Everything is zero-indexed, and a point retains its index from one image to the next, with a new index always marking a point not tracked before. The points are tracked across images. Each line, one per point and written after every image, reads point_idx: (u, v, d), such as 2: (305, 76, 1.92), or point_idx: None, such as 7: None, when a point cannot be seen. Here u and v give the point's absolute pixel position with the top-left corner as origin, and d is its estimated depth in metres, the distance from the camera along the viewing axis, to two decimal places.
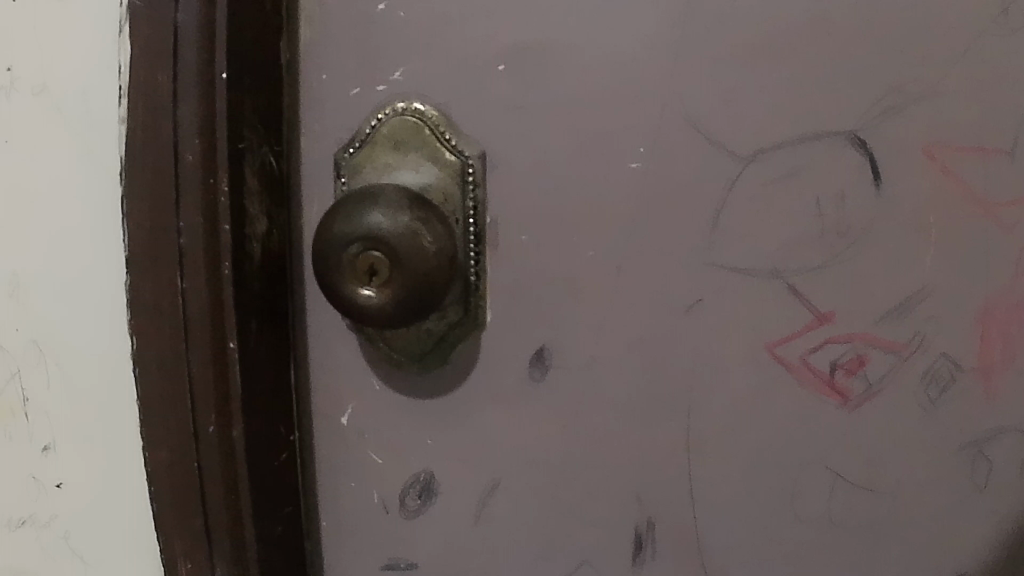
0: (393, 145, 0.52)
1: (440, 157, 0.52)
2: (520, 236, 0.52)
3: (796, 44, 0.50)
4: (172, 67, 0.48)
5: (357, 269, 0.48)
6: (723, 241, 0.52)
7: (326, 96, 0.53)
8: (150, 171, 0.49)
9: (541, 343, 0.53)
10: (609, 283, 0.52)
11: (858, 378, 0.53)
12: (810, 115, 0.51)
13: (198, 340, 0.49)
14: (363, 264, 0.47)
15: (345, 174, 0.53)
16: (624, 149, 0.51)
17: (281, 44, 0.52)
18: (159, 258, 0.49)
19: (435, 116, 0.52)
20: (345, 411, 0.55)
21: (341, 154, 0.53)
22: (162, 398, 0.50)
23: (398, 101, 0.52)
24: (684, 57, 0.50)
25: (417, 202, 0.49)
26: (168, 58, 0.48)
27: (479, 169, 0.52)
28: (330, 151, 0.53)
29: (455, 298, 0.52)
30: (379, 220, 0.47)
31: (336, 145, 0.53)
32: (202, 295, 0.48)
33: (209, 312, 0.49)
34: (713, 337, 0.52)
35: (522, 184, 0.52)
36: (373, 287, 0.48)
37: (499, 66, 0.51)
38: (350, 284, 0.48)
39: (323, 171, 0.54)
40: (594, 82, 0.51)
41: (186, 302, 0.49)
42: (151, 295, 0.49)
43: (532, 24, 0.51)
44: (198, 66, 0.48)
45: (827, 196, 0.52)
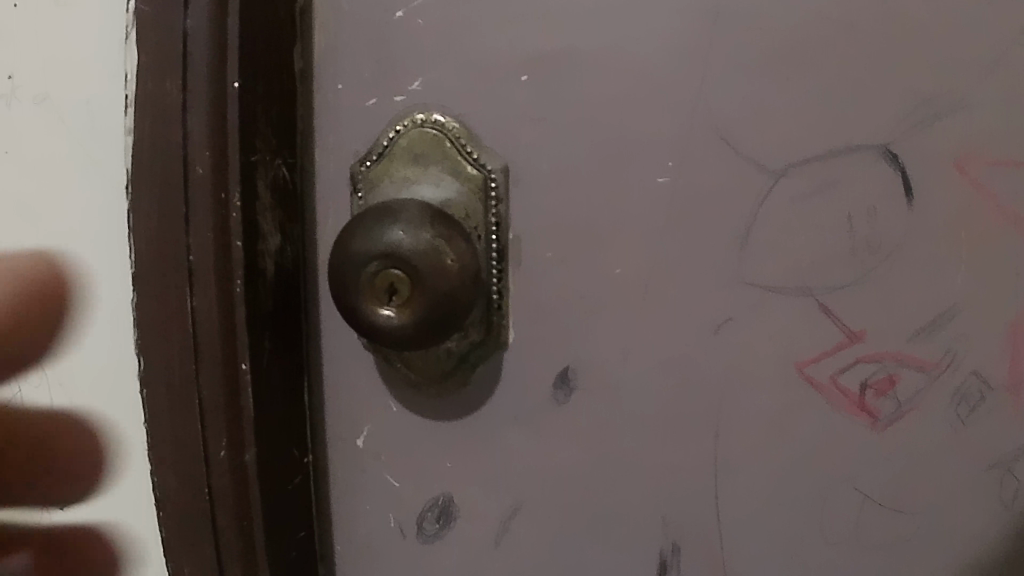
0: (411, 159, 0.50)
1: (460, 170, 0.50)
2: (542, 252, 0.50)
3: (829, 54, 0.48)
4: (181, 76, 0.46)
5: (377, 288, 0.46)
6: (752, 257, 0.50)
7: (342, 106, 0.51)
8: (157, 184, 0.47)
9: (565, 364, 0.51)
10: (635, 301, 0.50)
11: (889, 398, 0.51)
12: (842, 127, 0.49)
13: (208, 361, 0.47)
14: (383, 283, 0.46)
15: (361, 188, 0.51)
16: (651, 162, 0.50)
17: (294, 52, 0.50)
18: (168, 276, 0.47)
19: (456, 128, 0.50)
20: (361, 432, 0.54)
21: (358, 167, 0.51)
22: (171, 421, 0.48)
23: (418, 112, 0.50)
24: (713, 67, 0.49)
25: (438, 219, 0.47)
26: (176, 67, 0.46)
27: (502, 183, 0.50)
28: (345, 163, 0.51)
29: (477, 318, 0.50)
30: (399, 236, 0.45)
31: (352, 158, 0.51)
32: (213, 314, 0.46)
33: (220, 332, 0.46)
34: (743, 356, 0.50)
35: (546, 198, 0.50)
36: (393, 307, 0.46)
37: (522, 75, 0.49)
38: (369, 304, 0.46)
39: (338, 184, 0.52)
40: (620, 92, 0.49)
41: (195, 321, 0.47)
42: (159, 315, 0.47)
43: (555, 33, 0.49)
44: (209, 75, 0.45)
45: (858, 212, 0.51)
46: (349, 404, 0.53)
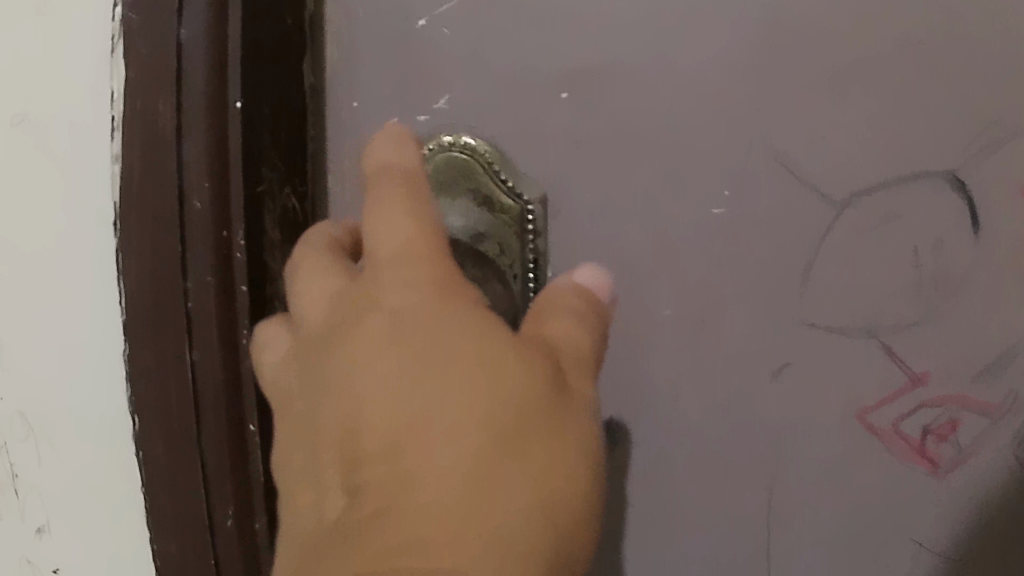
0: (438, 187, 0.45)
1: (495, 200, 0.45)
2: None
3: (902, 72, 0.43)
4: (175, 94, 0.39)
5: None
6: (813, 297, 0.46)
7: (359, 128, 0.46)
8: (149, 221, 0.40)
9: (608, 416, 0.49)
10: (684, 342, 0.46)
11: (949, 444, 0.48)
12: (916, 151, 0.44)
13: (213, 421, 0.41)
14: None
15: None
16: (704, 192, 0.45)
17: (303, 65, 0.45)
18: (163, 327, 0.41)
19: (488, 151, 0.45)
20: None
21: None
22: (173, 488, 0.43)
23: (444, 134, 0.45)
24: (773, 86, 0.44)
25: None
26: (168, 84, 0.39)
27: (540, 215, 0.45)
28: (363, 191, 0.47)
29: None
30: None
31: None
32: (214, 370, 0.41)
33: (224, 390, 0.41)
34: (797, 402, 0.47)
35: (588, 232, 0.46)
36: None
37: (561, 93, 0.44)
38: None
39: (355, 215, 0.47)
40: (668, 113, 0.44)
41: (198, 378, 0.41)
42: (152, 371, 0.41)
43: (598, 46, 0.43)
44: (207, 94, 0.39)
45: (925, 245, 0.45)
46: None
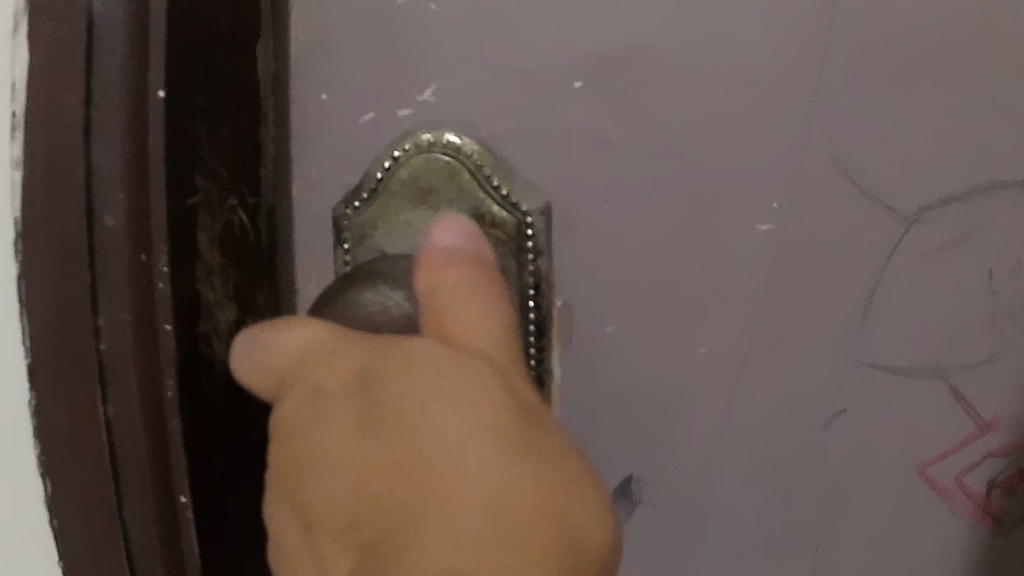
0: (415, 196, 0.37)
1: (485, 212, 0.37)
2: (604, 326, 0.38)
3: (994, 59, 0.35)
4: (84, 70, 0.25)
5: None
6: (872, 331, 0.38)
7: (327, 125, 0.38)
8: (52, 255, 0.26)
9: (629, 473, 0.40)
10: (723, 388, 0.39)
11: (1017, 500, 0.40)
12: (1008, 155, 0.36)
13: (139, 519, 0.28)
14: None
15: (347, 239, 0.38)
16: (751, 206, 0.37)
17: (261, 45, 0.35)
18: (71, 385, 0.27)
19: (476, 151, 0.36)
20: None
21: (342, 209, 0.38)
22: None
23: (423, 132, 0.37)
24: (836, 77, 0.35)
25: None
26: (74, 54, 0.25)
27: (541, 230, 0.37)
28: (331, 201, 0.39)
29: None
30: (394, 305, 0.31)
31: (339, 193, 0.38)
32: (141, 452, 0.28)
33: (154, 471, 0.28)
34: (849, 454, 0.40)
35: (604, 253, 0.37)
36: None
37: (575, 82, 0.36)
38: None
39: (322, 231, 0.39)
40: (707, 111, 0.36)
41: (121, 467, 0.28)
42: (56, 473, 0.28)
43: (622, 25, 0.35)
44: (131, 62, 0.26)
45: (1004, 267, 0.38)
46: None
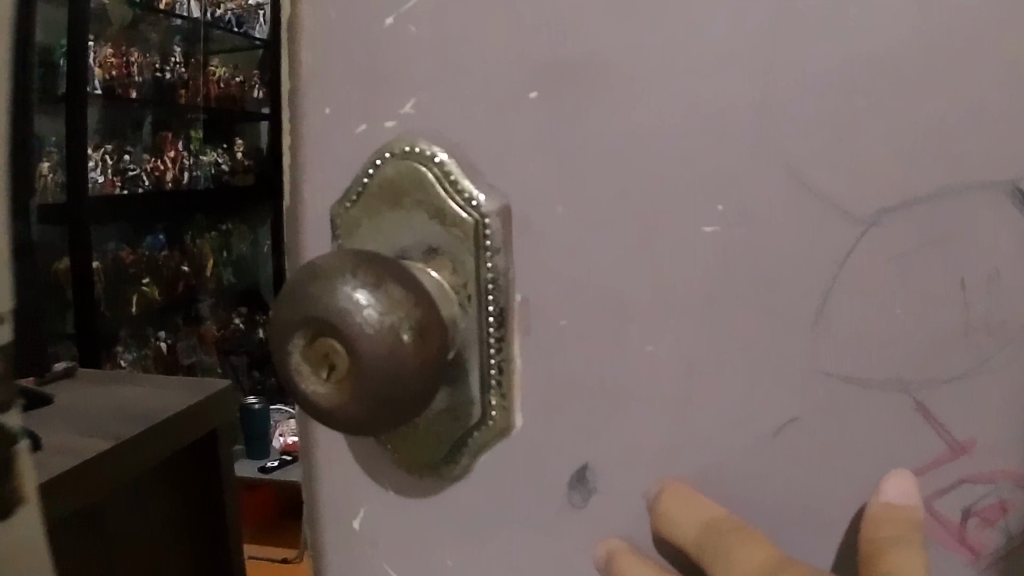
0: (392, 197, 0.42)
1: (448, 212, 0.41)
2: (559, 320, 0.41)
3: (950, 64, 0.35)
4: None
5: (318, 360, 0.39)
6: (830, 337, 0.38)
7: (328, 135, 0.43)
8: None
9: (583, 462, 0.41)
10: (670, 386, 0.40)
11: (995, 529, 0.38)
12: (970, 160, 0.35)
13: None
14: (323, 355, 0.39)
15: (339, 234, 0.43)
16: (696, 209, 0.38)
17: (283, 72, 0.44)
18: None
19: (443, 159, 0.40)
20: (356, 513, 0.46)
21: (337, 208, 0.43)
22: None
23: (404, 143, 0.41)
24: (787, 85, 0.36)
25: (402, 275, 0.39)
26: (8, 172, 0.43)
27: (497, 229, 0.40)
28: (327, 202, 0.43)
29: (469, 393, 0.42)
30: (363, 312, 0.38)
31: (334, 195, 0.43)
32: None
33: None
34: (808, 463, 0.39)
35: (560, 251, 0.40)
36: (333, 383, 0.39)
37: (531, 93, 0.39)
38: (313, 379, 0.40)
39: (319, 228, 0.44)
40: (658, 119, 0.38)
41: None
42: None
43: (577, 44, 0.38)
44: None
45: (975, 275, 0.36)
46: (325, 465, 0.46)
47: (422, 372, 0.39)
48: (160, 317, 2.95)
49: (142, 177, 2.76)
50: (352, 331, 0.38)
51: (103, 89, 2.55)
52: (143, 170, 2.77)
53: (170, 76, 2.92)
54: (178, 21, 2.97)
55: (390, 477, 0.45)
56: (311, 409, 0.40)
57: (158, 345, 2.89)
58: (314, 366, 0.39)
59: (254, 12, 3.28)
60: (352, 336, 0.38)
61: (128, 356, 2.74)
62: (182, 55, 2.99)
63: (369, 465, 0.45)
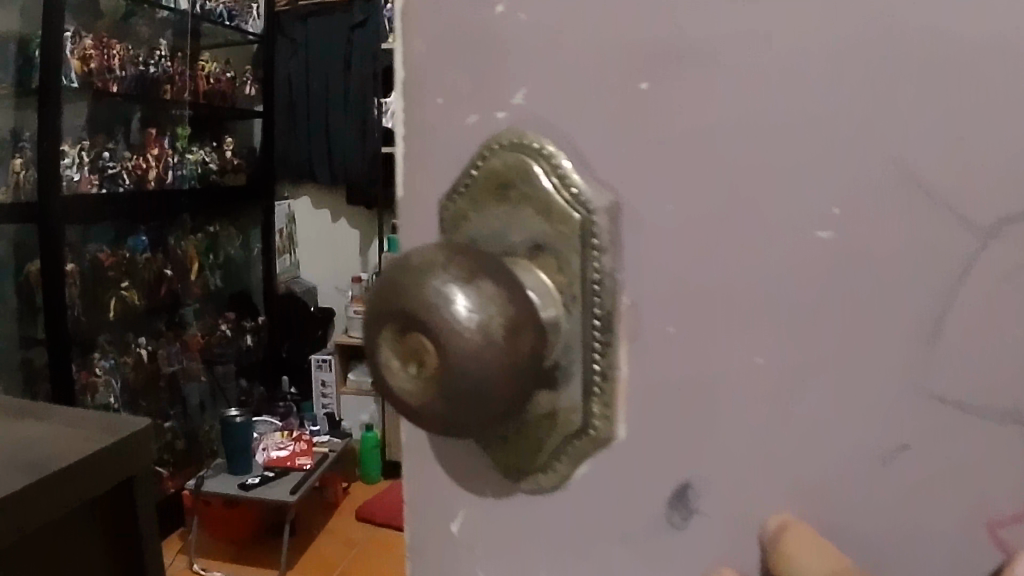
0: (498, 190, 0.40)
1: (556, 209, 0.39)
2: (664, 329, 0.38)
3: None
4: None
5: (408, 353, 0.36)
6: (952, 360, 0.34)
7: (436, 125, 0.41)
8: None
9: (683, 479, 0.39)
10: (773, 405, 0.37)
11: None
12: None
13: None
14: (414, 349, 0.36)
15: (446, 228, 0.42)
16: (809, 212, 0.35)
17: (393, 61, 0.42)
18: None
19: (554, 151, 0.38)
20: (455, 515, 0.45)
21: (446, 201, 0.42)
22: None
23: (515, 134, 0.39)
24: (926, 82, 0.33)
25: (494, 270, 0.36)
26: None
27: (605, 231, 0.38)
28: (434, 195, 0.42)
29: (571, 398, 0.40)
30: (456, 306, 0.34)
31: (441, 188, 0.42)
32: None
33: None
34: (923, 500, 0.35)
35: (667, 256, 0.37)
36: (421, 380, 0.36)
37: (640, 82, 0.36)
38: (401, 375, 0.36)
39: (426, 222, 0.42)
40: (783, 112, 0.35)
41: None
42: None
43: (698, 31, 0.35)
44: None
45: None
46: (426, 460, 0.46)
47: (512, 375, 0.35)
48: (141, 322, 2.86)
49: (123, 175, 2.68)
50: (441, 330, 0.34)
51: (79, 83, 2.46)
52: (125, 168, 2.68)
53: (154, 70, 2.81)
54: (167, 13, 2.87)
55: (486, 479, 0.44)
56: (395, 404, 0.37)
57: (139, 352, 2.79)
58: (403, 361, 0.36)
59: (247, 8, 3.20)
60: (442, 335, 0.34)
61: (104, 362, 2.61)
62: (170, 50, 2.89)
63: (466, 464, 0.44)
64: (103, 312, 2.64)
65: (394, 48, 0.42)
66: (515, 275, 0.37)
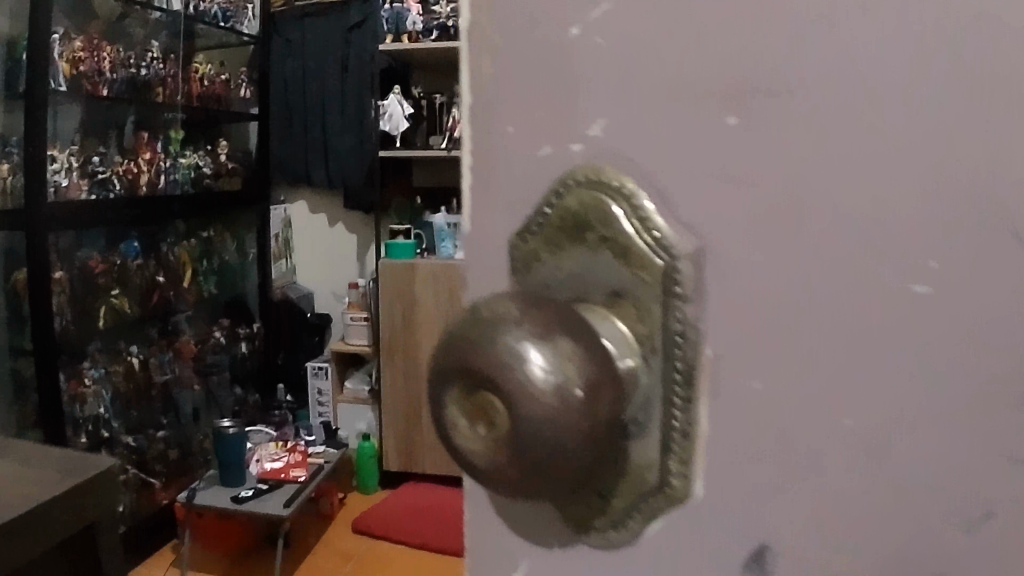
0: (574, 231, 0.37)
1: (636, 253, 0.36)
2: (748, 384, 0.35)
3: None
4: None
5: (476, 413, 0.32)
6: None
7: (505, 159, 0.38)
8: None
9: (762, 544, 0.36)
10: (869, 474, 0.33)
11: None
12: None
13: None
14: (483, 409, 0.32)
15: (517, 269, 0.39)
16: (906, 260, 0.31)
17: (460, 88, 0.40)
18: None
19: (635, 190, 0.35)
20: (518, 568, 0.42)
21: (517, 239, 0.39)
22: None
23: (592, 171, 0.36)
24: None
25: (574, 324, 0.33)
26: None
27: (690, 278, 0.35)
28: (503, 232, 0.39)
29: (646, 454, 0.37)
30: (531, 366, 0.31)
31: (511, 225, 0.39)
32: None
33: None
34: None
35: (756, 304, 0.34)
36: (490, 442, 0.32)
37: (729, 117, 0.33)
38: (467, 436, 0.33)
39: (493, 261, 0.40)
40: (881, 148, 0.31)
41: None
42: None
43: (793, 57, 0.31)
44: None
45: None
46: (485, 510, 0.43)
47: (588, 445, 0.32)
48: (135, 329, 2.80)
49: (114, 179, 2.62)
50: (513, 397, 0.31)
51: (67, 85, 2.39)
52: (116, 172, 2.62)
53: (146, 72, 2.75)
54: (159, 13, 2.81)
55: (548, 535, 0.41)
56: (460, 463, 0.34)
57: (131, 359, 2.73)
58: (469, 420, 0.33)
59: (243, 8, 3.15)
60: (516, 397, 0.31)
61: (94, 370, 2.56)
62: (162, 51, 2.84)
63: (526, 518, 0.41)
64: (94, 320, 2.59)
65: (461, 73, 0.39)
66: (590, 328, 0.34)
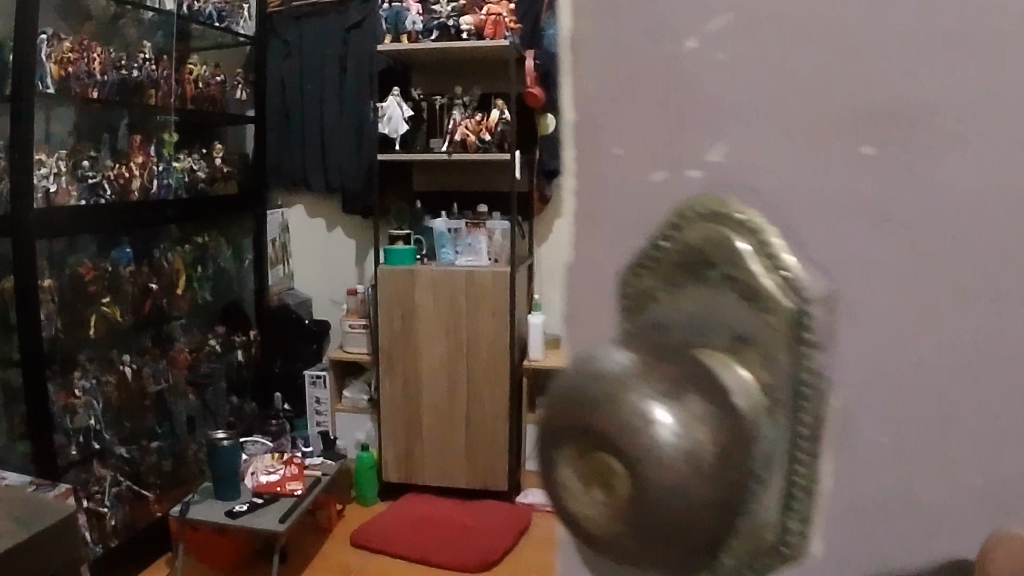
0: (693, 267, 0.33)
1: (760, 291, 0.31)
2: (882, 440, 0.31)
3: None
4: None
5: (594, 477, 0.28)
6: None
7: (610, 183, 0.34)
8: None
9: None
10: None
11: None
12: None
13: None
14: (602, 473, 0.28)
15: (627, 307, 0.34)
16: None
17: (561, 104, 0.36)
18: None
19: (756, 220, 0.31)
20: None
21: (627, 274, 0.34)
22: None
23: (711, 199, 0.32)
24: None
25: (698, 379, 0.29)
26: None
27: (819, 321, 0.31)
28: (606, 266, 0.35)
29: (764, 514, 0.31)
30: (658, 429, 0.27)
31: (620, 258, 0.35)
32: None
33: None
34: None
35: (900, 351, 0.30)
36: (610, 510, 0.28)
37: (867, 145, 0.30)
38: (582, 500, 0.29)
39: (591, 298, 0.36)
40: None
41: None
42: None
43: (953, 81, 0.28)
44: None
45: None
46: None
47: (716, 518, 0.28)
48: (129, 338, 2.73)
49: (105, 184, 2.54)
50: (638, 472, 0.27)
51: (56, 87, 2.31)
52: (107, 176, 2.55)
53: (138, 73, 2.67)
54: (151, 13, 2.73)
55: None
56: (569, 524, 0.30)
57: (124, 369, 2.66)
58: (585, 483, 0.29)
59: (239, 9, 3.09)
60: (644, 464, 0.27)
61: (86, 381, 2.48)
62: (155, 52, 2.77)
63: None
64: (85, 328, 2.51)
65: (562, 86, 0.36)
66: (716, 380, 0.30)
